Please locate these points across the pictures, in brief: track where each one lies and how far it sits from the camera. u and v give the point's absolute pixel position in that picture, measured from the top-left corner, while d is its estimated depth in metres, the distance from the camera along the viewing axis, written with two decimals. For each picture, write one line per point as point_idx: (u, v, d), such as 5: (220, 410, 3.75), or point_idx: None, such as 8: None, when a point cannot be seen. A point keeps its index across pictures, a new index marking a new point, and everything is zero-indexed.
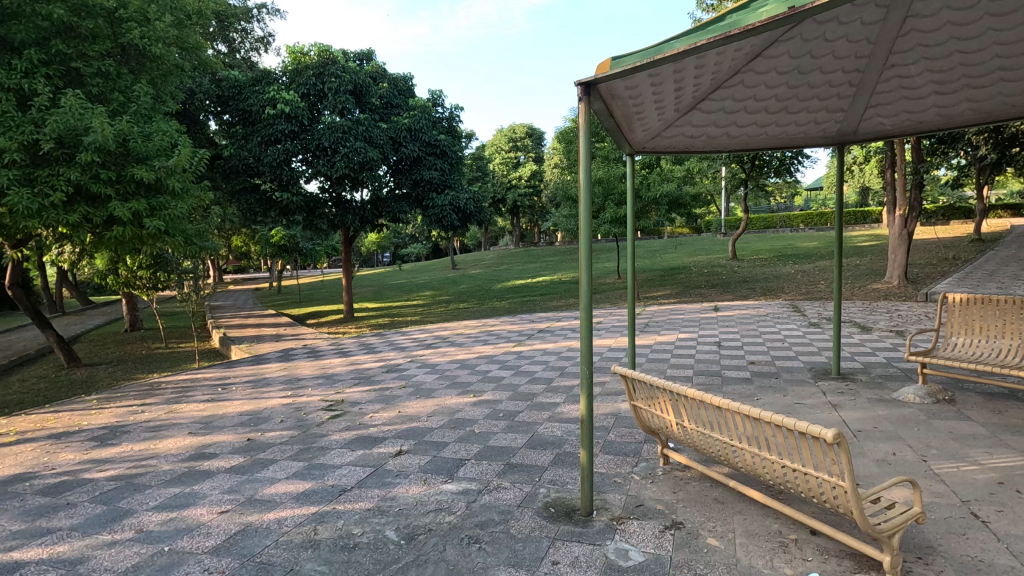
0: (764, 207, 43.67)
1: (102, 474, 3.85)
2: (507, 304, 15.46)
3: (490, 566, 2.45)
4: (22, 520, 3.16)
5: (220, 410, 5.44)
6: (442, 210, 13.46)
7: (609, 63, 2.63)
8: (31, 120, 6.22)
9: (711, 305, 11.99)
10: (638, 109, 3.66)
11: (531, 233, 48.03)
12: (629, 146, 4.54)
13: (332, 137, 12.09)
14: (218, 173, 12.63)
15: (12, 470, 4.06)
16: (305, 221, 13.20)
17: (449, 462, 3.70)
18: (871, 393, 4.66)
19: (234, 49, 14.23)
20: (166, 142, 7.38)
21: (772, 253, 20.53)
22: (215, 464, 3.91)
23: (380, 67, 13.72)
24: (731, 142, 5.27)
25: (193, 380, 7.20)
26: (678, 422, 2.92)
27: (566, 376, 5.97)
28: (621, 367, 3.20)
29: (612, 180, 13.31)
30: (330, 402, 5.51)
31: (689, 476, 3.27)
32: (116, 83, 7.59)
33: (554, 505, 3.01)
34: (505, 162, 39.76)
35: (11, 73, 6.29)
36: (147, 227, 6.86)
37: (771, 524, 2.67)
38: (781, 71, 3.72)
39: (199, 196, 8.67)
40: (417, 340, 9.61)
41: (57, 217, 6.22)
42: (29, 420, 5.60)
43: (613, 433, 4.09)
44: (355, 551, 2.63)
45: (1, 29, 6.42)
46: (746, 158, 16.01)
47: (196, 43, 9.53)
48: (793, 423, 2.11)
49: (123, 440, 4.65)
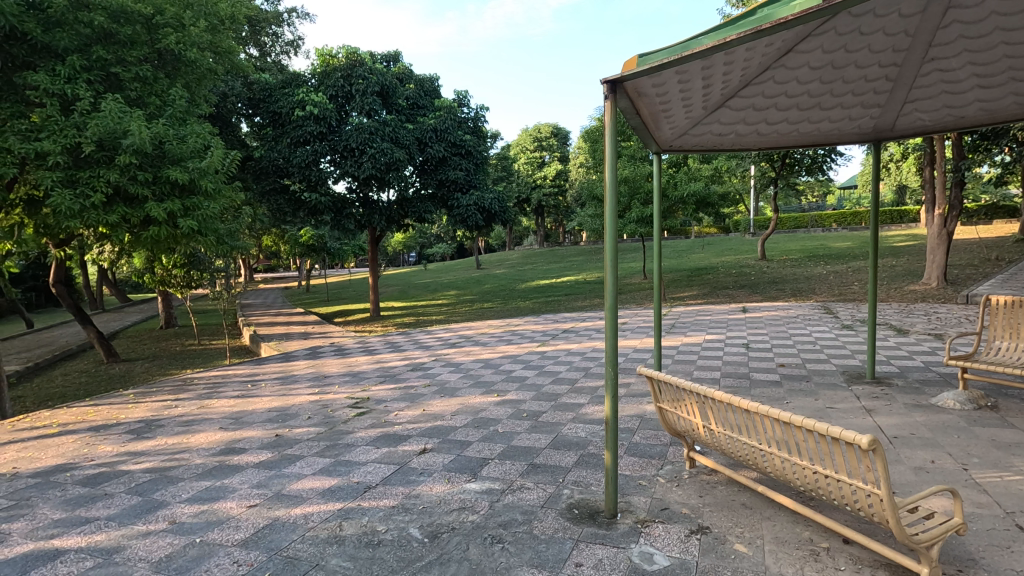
0: (795, 207, 42.54)
1: (138, 466, 3.97)
2: (532, 305, 15.46)
3: (513, 566, 2.44)
4: (63, 509, 3.28)
5: (250, 407, 5.56)
6: (467, 210, 13.59)
7: (635, 61, 2.61)
8: (74, 124, 6.48)
9: (740, 305, 11.94)
10: (665, 107, 3.61)
11: (557, 233, 47.95)
12: (656, 145, 4.49)
13: (359, 138, 12.22)
14: (250, 174, 12.91)
15: (54, 461, 4.23)
16: (332, 221, 13.42)
17: (472, 462, 3.70)
18: (907, 398, 4.51)
19: (265, 53, 14.52)
20: (199, 143, 7.58)
21: (802, 253, 20.07)
22: (244, 459, 3.99)
23: (407, 68, 13.83)
24: (761, 140, 5.15)
25: (224, 376, 7.39)
26: (705, 425, 2.87)
27: (591, 377, 5.95)
28: (647, 368, 3.15)
29: (638, 179, 13.14)
30: (357, 400, 5.58)
31: (717, 479, 3.20)
32: (153, 88, 7.79)
33: (578, 506, 2.99)
34: (529, 162, 39.72)
35: (55, 80, 6.53)
36: (181, 227, 7.03)
37: (802, 531, 2.60)
38: (813, 66, 3.63)
39: (231, 197, 8.88)
40: (442, 340, 9.66)
41: (96, 217, 6.43)
42: (70, 413, 5.82)
43: (639, 434, 4.04)
44: (379, 548, 2.66)
45: (46, 37, 6.66)
46: (776, 156, 15.66)
47: (229, 48, 9.66)
48: (826, 428, 2.03)
49: (158, 434, 4.79)
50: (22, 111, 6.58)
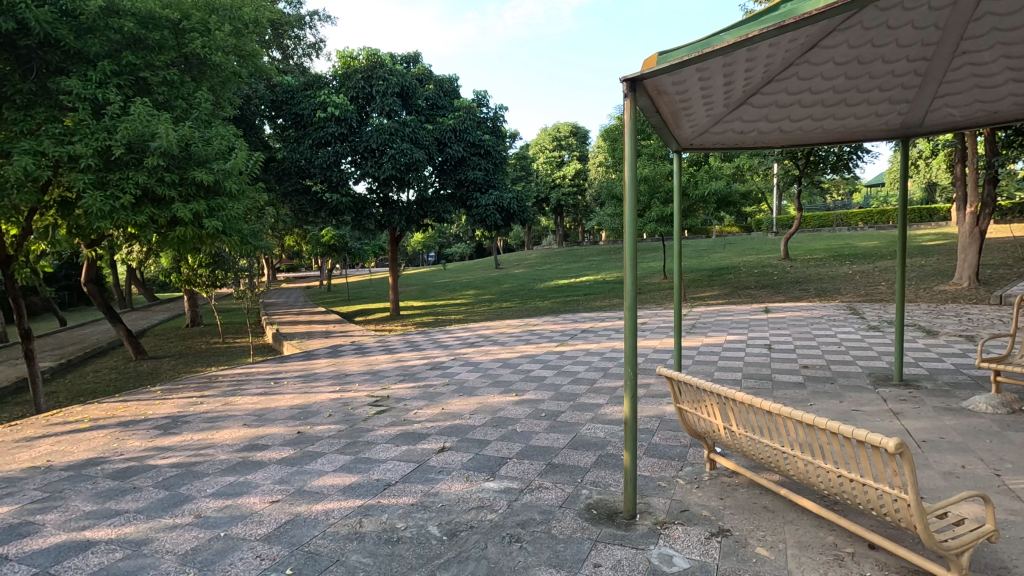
0: (820, 205, 41.53)
1: (165, 460, 4.07)
2: (551, 304, 15.43)
3: (531, 566, 2.44)
4: (94, 501, 3.38)
5: (272, 404, 5.65)
6: (486, 210, 13.64)
7: (656, 58, 2.59)
8: (105, 127, 6.66)
9: (762, 305, 11.81)
10: (685, 105, 3.56)
11: (575, 232, 47.80)
12: (676, 143, 4.43)
13: (379, 138, 12.32)
14: (273, 175, 13.12)
15: (85, 454, 4.36)
16: (353, 222, 13.56)
17: (491, 461, 3.71)
18: (936, 401, 4.40)
19: (287, 55, 14.77)
20: (224, 145, 7.72)
21: (828, 253, 19.67)
22: (267, 456, 4.06)
23: (427, 69, 13.93)
24: (785, 137, 5.07)
25: (248, 374, 7.53)
26: (725, 426, 2.83)
27: (610, 377, 5.93)
28: (667, 369, 3.13)
29: (658, 178, 12.99)
30: (377, 398, 5.64)
31: (738, 482, 3.16)
32: (179, 91, 7.96)
33: (596, 506, 2.98)
34: (549, 161, 39.63)
35: (87, 84, 6.71)
36: (206, 227, 7.18)
37: (826, 536, 2.55)
38: (838, 62, 3.55)
39: (254, 198, 9.03)
40: (460, 339, 9.69)
41: (126, 218, 6.60)
42: (101, 408, 5.99)
43: (659, 435, 4.01)
44: (398, 546, 2.68)
45: (79, 43, 6.86)
46: (800, 154, 15.36)
47: (253, 51, 9.76)
48: (851, 430, 1.99)
49: (184, 430, 4.90)
50: (56, 116, 6.79)
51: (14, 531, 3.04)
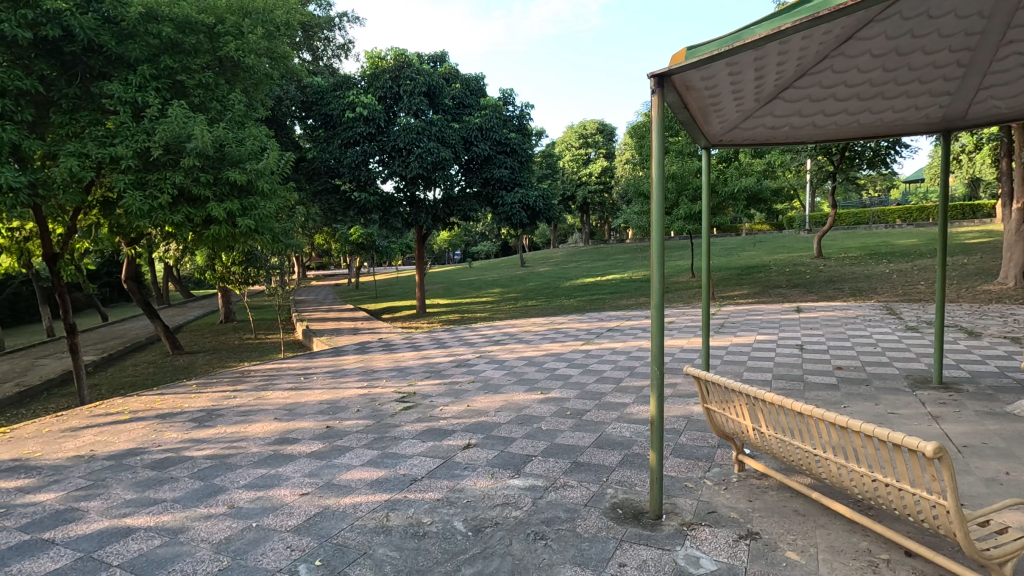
0: (856, 202, 40.30)
1: (199, 452, 4.20)
2: (577, 303, 15.36)
3: (556, 564, 2.45)
4: (134, 490, 3.51)
5: (302, 399, 5.78)
6: (511, 209, 13.65)
7: (684, 53, 2.55)
8: (144, 129, 6.89)
9: (794, 305, 11.43)
10: (714, 101, 3.50)
11: (602, 231, 47.43)
12: (704, 140, 4.36)
13: (406, 138, 12.42)
14: (303, 174, 13.36)
15: (125, 445, 4.53)
16: (381, 220, 13.74)
17: (516, 458, 3.73)
18: (978, 405, 4.23)
19: (317, 57, 15.03)
20: (256, 146, 7.90)
21: (863, 251, 19.11)
22: (297, 449, 4.15)
23: (453, 68, 14.02)
24: (817, 132, 4.93)
25: (279, 369, 7.71)
26: (755, 428, 2.78)
27: (636, 376, 5.87)
28: (695, 368, 3.10)
29: (686, 175, 12.80)
30: (403, 394, 5.71)
31: (768, 484, 3.10)
32: (214, 94, 8.17)
33: (621, 506, 2.96)
34: (575, 159, 39.41)
35: (128, 88, 6.95)
36: (239, 226, 7.36)
37: (859, 541, 2.48)
38: (875, 54, 3.45)
39: (286, 197, 9.24)
40: (486, 337, 9.74)
41: (163, 217, 6.82)
42: (140, 401, 6.21)
43: (686, 435, 3.97)
44: (425, 540, 2.71)
45: (120, 48, 7.10)
46: (834, 149, 14.95)
47: (285, 53, 9.94)
48: (886, 433, 1.93)
49: (218, 423, 5.04)
50: (99, 119, 7.05)
51: (59, 516, 3.17)
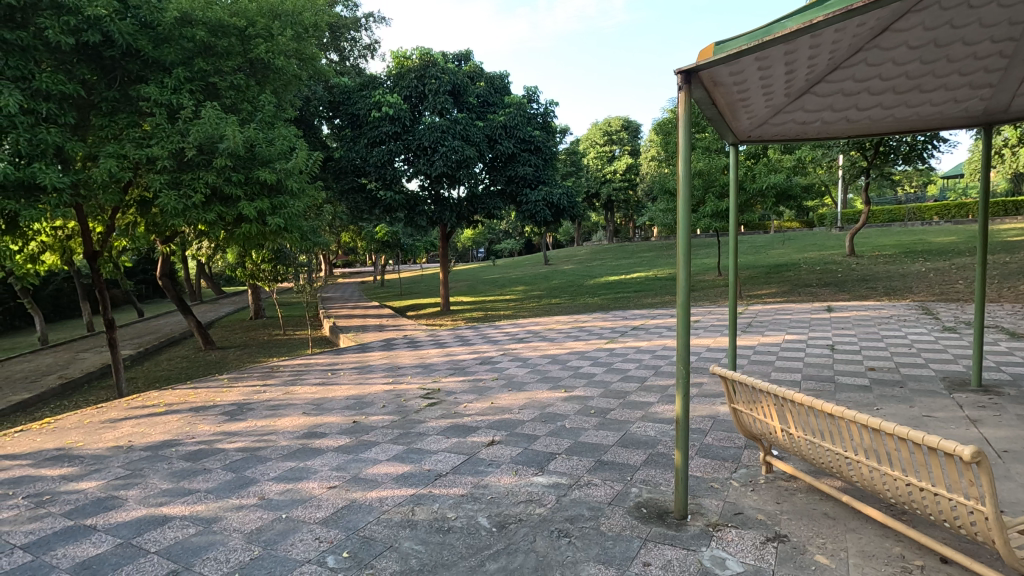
0: (891, 198, 39.15)
1: (231, 445, 4.32)
2: (600, 301, 15.26)
3: (579, 561, 2.45)
4: (170, 480, 3.64)
5: (330, 394, 5.89)
6: (536, 206, 13.62)
7: (712, 49, 2.52)
8: (179, 130, 7.10)
9: (825, 305, 11.01)
10: (743, 96, 3.44)
11: (627, 228, 47.01)
12: (733, 136, 4.29)
13: (431, 137, 12.50)
14: (330, 174, 13.55)
15: (161, 436, 4.69)
16: (406, 219, 13.87)
17: (540, 456, 3.74)
18: (1020, 410, 4.08)
19: (344, 57, 15.23)
20: (285, 146, 8.06)
21: (898, 249, 18.55)
22: (325, 443, 4.24)
23: (478, 66, 14.07)
24: (850, 127, 4.81)
25: (307, 365, 7.87)
26: (784, 429, 2.73)
27: (661, 375, 5.81)
28: (722, 368, 3.06)
29: (713, 172, 12.59)
30: (428, 391, 5.76)
31: (796, 486, 3.05)
32: (245, 95, 8.35)
33: (646, 505, 2.95)
34: (599, 156, 39.11)
35: (163, 90, 7.16)
36: (269, 224, 7.53)
37: (892, 547, 2.42)
38: (912, 45, 3.35)
39: (314, 195, 9.39)
40: (510, 334, 9.77)
41: (197, 215, 7.01)
42: (175, 394, 6.41)
43: (711, 436, 3.92)
44: (449, 534, 2.75)
45: (156, 52, 7.32)
46: (868, 144, 14.53)
47: (313, 54, 10.09)
48: (922, 437, 1.88)
49: (248, 417, 5.17)
50: (136, 121, 7.28)
51: (101, 504, 3.31)
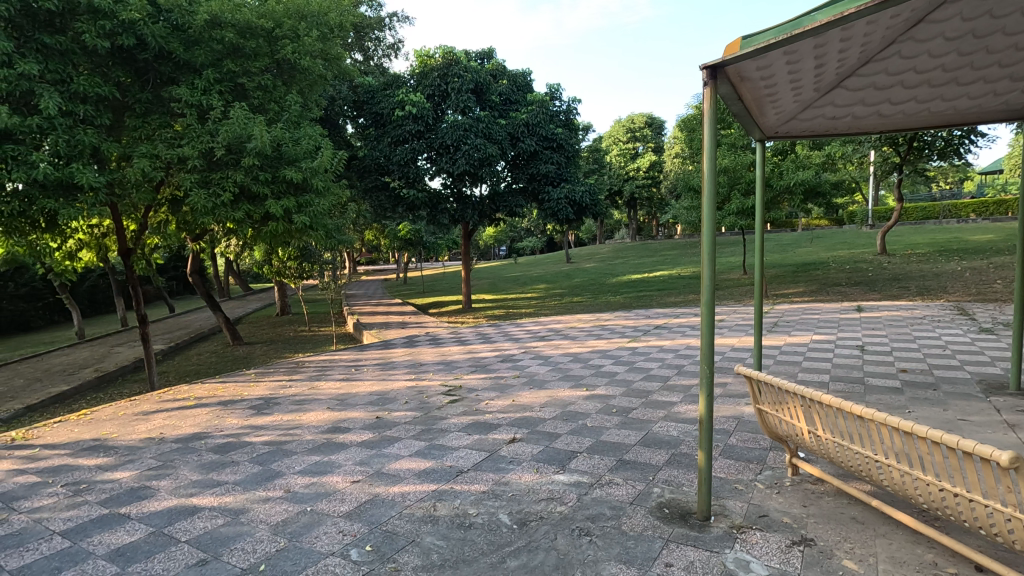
0: (924, 195, 38.00)
1: (258, 438, 4.41)
2: (623, 300, 15.14)
3: (600, 560, 2.44)
4: (200, 471, 3.73)
5: (353, 390, 5.97)
6: (558, 204, 13.58)
7: (739, 43, 2.47)
8: (208, 131, 7.26)
9: (854, 305, 10.72)
10: (771, 91, 3.37)
11: (650, 227, 46.58)
12: (759, 132, 4.20)
13: (454, 135, 12.55)
14: (354, 172, 13.71)
15: (191, 429, 4.81)
16: (428, 216, 13.96)
17: (561, 454, 3.73)
18: None
19: (368, 57, 15.38)
20: (311, 145, 8.18)
21: (931, 247, 18.01)
22: (349, 438, 4.30)
23: (500, 64, 14.09)
24: (882, 122, 4.68)
25: (331, 361, 7.99)
26: (810, 431, 2.67)
27: (684, 375, 5.75)
28: (746, 368, 3.01)
29: (739, 169, 12.37)
30: (450, 388, 5.80)
31: (824, 489, 2.98)
32: (272, 95, 8.49)
33: (668, 506, 2.92)
34: (622, 153, 38.77)
35: (194, 92, 7.34)
36: (295, 222, 7.65)
37: (924, 553, 2.36)
38: (948, 37, 3.24)
39: (338, 194, 9.52)
40: (531, 332, 9.76)
41: (226, 214, 7.17)
42: (204, 388, 6.58)
43: (736, 437, 3.86)
44: (471, 531, 2.76)
45: (187, 54, 7.51)
46: (901, 140, 14.11)
47: (338, 54, 10.20)
48: (956, 441, 1.82)
49: (275, 411, 5.28)
50: (168, 121, 7.48)
51: (134, 493, 3.41)
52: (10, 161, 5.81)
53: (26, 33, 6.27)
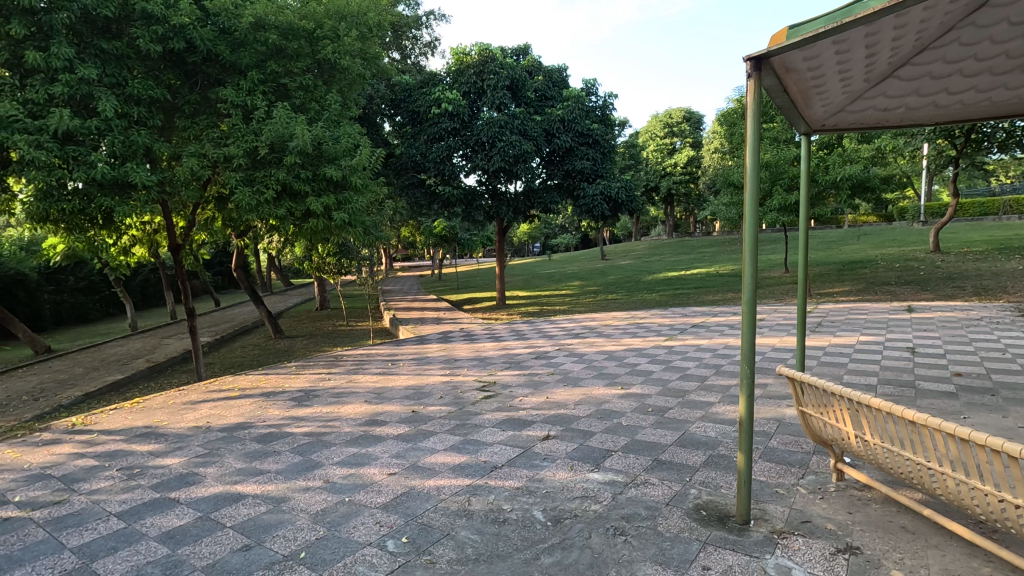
0: (983, 190, 35.97)
1: (299, 429, 4.54)
2: (658, 298, 14.91)
3: (635, 560, 2.42)
4: (244, 460, 3.87)
5: (390, 384, 6.08)
6: (593, 200, 13.46)
7: (786, 33, 2.38)
8: (252, 130, 7.49)
9: (905, 305, 10.26)
10: (818, 83, 3.25)
11: (687, 224, 45.69)
12: (805, 126, 4.05)
13: (489, 132, 12.59)
14: (392, 170, 13.93)
15: (236, 419, 4.99)
16: (463, 213, 14.06)
17: (596, 452, 3.70)
18: None
19: (406, 55, 15.58)
20: (350, 143, 8.33)
21: (991, 245, 17.03)
22: (385, 431, 4.38)
23: (536, 60, 14.06)
24: (939, 112, 4.44)
25: (368, 355, 8.15)
26: (857, 435, 2.57)
27: (722, 375, 5.62)
28: (789, 369, 2.92)
29: (782, 163, 11.98)
30: (484, 383, 5.84)
31: (871, 497, 2.87)
32: (313, 95, 8.67)
33: (705, 508, 2.86)
34: (659, 148, 38.11)
35: (239, 92, 7.59)
36: (334, 219, 7.83)
37: (979, 566, 2.24)
38: (1014, 22, 3.05)
39: (376, 191, 9.69)
40: (566, 330, 9.71)
41: (269, 211, 7.39)
42: (248, 379, 6.81)
43: (776, 439, 3.76)
44: (504, 526, 2.77)
45: (233, 56, 7.77)
46: (957, 132, 13.37)
47: (376, 54, 10.36)
48: (1019, 450, 1.71)
49: (314, 403, 5.42)
50: (214, 122, 7.76)
51: (183, 479, 3.56)
52: (71, 162, 6.13)
53: (85, 39, 6.58)
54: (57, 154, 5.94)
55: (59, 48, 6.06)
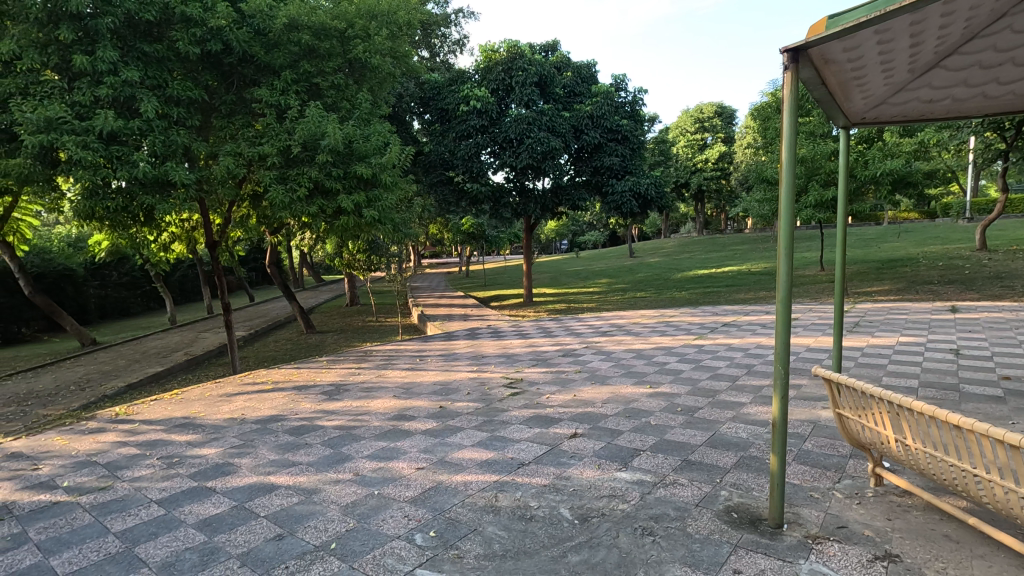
0: None
1: (329, 423, 4.63)
2: (688, 295, 14.68)
3: (664, 561, 2.39)
4: (277, 452, 3.96)
5: (418, 379, 6.14)
6: (622, 197, 13.30)
7: (825, 23, 2.31)
8: (286, 129, 7.65)
9: (948, 305, 9.87)
10: (858, 75, 3.14)
11: (718, 220, 44.81)
12: (844, 119, 3.92)
13: (517, 128, 12.58)
14: (420, 168, 14.05)
15: (269, 411, 5.12)
16: (491, 210, 14.10)
17: (624, 451, 3.67)
18: None
19: (434, 53, 15.69)
20: (380, 141, 8.41)
21: None
22: (413, 426, 4.42)
23: (565, 56, 13.97)
24: (989, 104, 4.24)
25: (396, 350, 8.26)
26: (897, 438, 2.48)
27: (754, 375, 5.50)
28: (825, 370, 2.84)
29: (818, 159, 11.65)
30: (511, 380, 5.85)
31: (911, 503, 2.77)
32: (344, 94, 8.80)
33: (736, 510, 2.81)
34: (690, 144, 37.46)
35: (273, 92, 7.75)
36: (364, 216, 7.93)
37: None
38: None
39: (405, 188, 9.78)
40: (593, 327, 9.66)
41: (301, 208, 7.53)
42: (281, 373, 6.97)
43: (811, 442, 3.66)
44: (531, 523, 2.77)
45: (268, 57, 7.93)
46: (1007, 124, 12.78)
47: (406, 52, 10.45)
48: None
49: (344, 397, 5.52)
50: (249, 121, 7.95)
51: (219, 469, 3.67)
52: (115, 161, 6.35)
53: (129, 42, 6.82)
54: (102, 153, 6.16)
55: (104, 52, 6.29)
